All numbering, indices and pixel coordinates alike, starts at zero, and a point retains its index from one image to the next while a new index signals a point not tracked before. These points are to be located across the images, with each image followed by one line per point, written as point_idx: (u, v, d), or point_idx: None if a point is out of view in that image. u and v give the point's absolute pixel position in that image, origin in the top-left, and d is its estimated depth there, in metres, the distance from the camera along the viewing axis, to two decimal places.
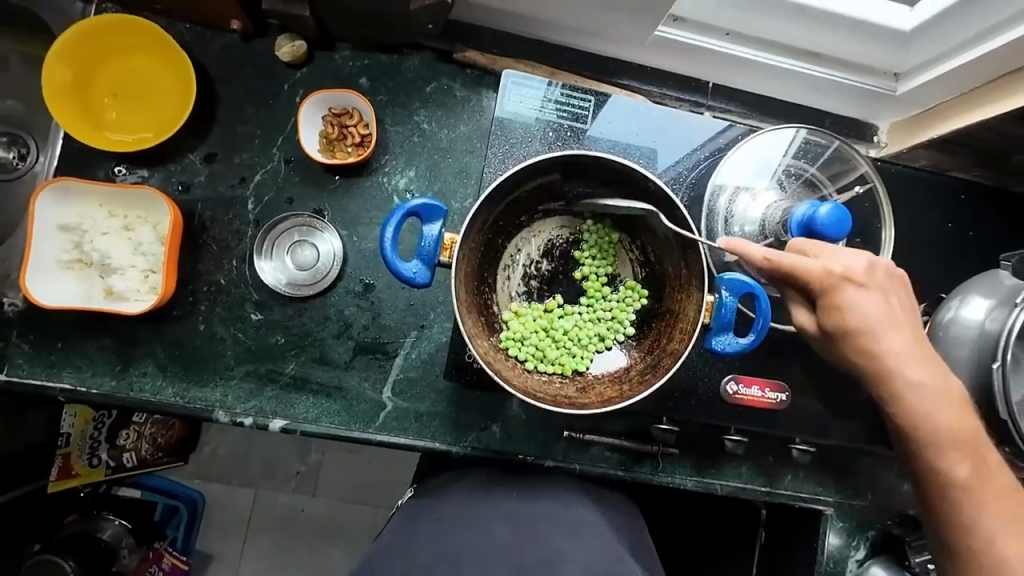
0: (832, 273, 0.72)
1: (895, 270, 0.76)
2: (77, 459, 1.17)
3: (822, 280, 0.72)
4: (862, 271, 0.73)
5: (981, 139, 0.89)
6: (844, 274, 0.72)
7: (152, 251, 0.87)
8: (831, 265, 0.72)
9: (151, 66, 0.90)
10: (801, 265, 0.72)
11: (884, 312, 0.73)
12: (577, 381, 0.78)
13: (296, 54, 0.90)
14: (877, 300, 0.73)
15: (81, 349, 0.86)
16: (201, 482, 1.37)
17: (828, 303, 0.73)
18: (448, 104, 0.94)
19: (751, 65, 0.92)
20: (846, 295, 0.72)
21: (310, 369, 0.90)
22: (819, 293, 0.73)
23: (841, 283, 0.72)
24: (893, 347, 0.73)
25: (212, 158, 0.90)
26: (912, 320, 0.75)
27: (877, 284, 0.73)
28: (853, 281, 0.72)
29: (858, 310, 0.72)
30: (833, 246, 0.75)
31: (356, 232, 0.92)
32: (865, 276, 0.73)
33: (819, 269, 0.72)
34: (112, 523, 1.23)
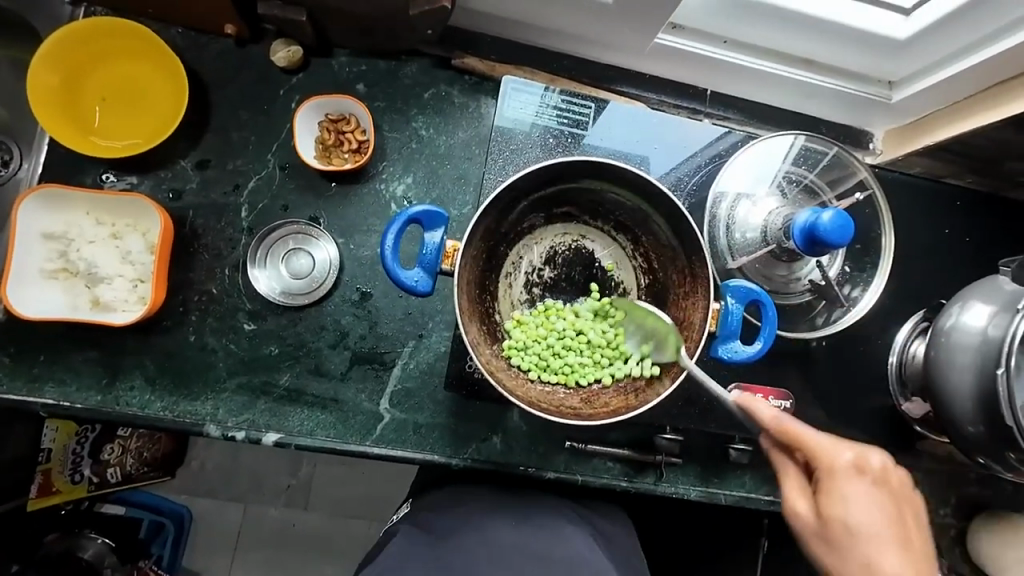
0: (842, 456, 0.66)
1: (912, 486, 0.69)
2: (58, 476, 1.12)
3: (827, 462, 0.66)
4: (877, 466, 0.66)
5: (974, 146, 0.90)
6: (855, 463, 0.66)
7: (141, 260, 0.84)
8: (842, 448, 0.66)
9: (141, 70, 0.88)
10: (808, 439, 0.67)
11: (892, 521, 0.65)
12: (582, 392, 0.76)
13: (291, 59, 0.88)
14: (887, 507, 0.65)
15: (65, 362, 0.83)
16: (188, 497, 1.33)
17: (829, 492, 0.65)
18: (446, 110, 0.93)
19: (750, 73, 0.92)
20: (851, 485, 0.65)
21: (306, 381, 0.87)
22: (822, 476, 0.66)
23: (851, 469, 0.65)
24: (898, 565, 0.63)
25: (204, 164, 0.88)
26: (922, 549, 0.66)
27: (890, 487, 0.66)
28: (863, 472, 0.65)
29: (862, 504, 0.64)
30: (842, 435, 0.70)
31: (353, 239, 0.90)
32: (879, 474, 0.66)
33: (827, 448, 0.66)
34: (94, 542, 1.16)
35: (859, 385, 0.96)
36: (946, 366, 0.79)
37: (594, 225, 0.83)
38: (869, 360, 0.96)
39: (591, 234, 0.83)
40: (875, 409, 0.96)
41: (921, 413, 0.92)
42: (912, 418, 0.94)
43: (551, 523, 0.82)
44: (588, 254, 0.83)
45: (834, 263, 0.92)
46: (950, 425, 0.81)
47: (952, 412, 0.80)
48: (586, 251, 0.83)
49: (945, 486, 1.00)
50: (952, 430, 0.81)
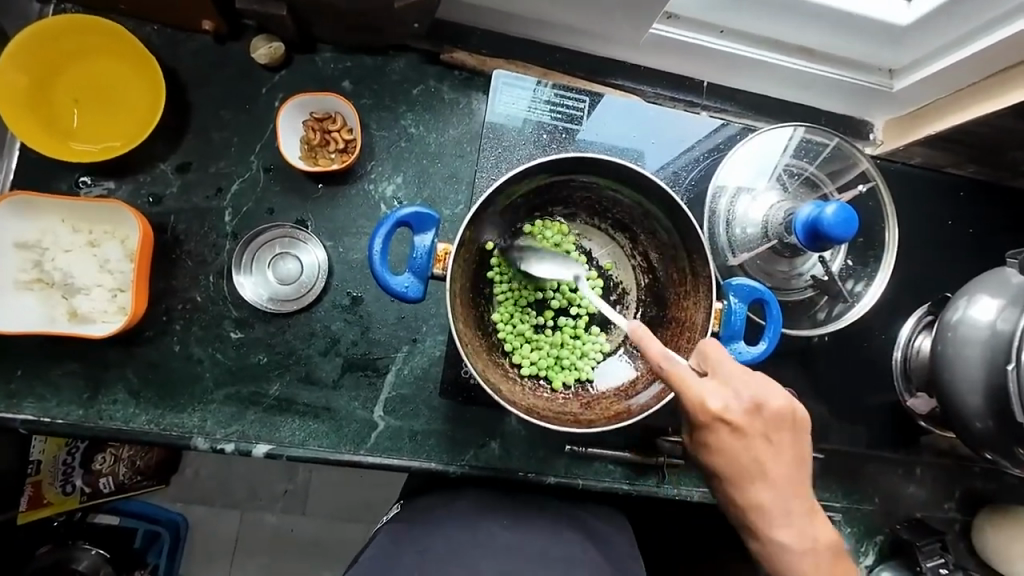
0: (705, 408, 0.62)
1: (793, 410, 0.64)
2: (49, 487, 1.09)
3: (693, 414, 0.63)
4: (742, 414, 0.63)
5: (979, 136, 0.88)
6: (722, 412, 0.62)
7: (120, 268, 0.80)
8: (708, 399, 0.62)
9: (115, 70, 0.84)
10: (681, 391, 0.62)
11: (758, 461, 0.64)
12: (582, 396, 0.73)
13: (273, 55, 0.85)
14: (755, 447, 0.63)
15: (44, 375, 0.80)
16: (183, 504, 1.30)
17: (698, 437, 0.65)
18: (436, 107, 0.90)
19: (747, 64, 0.90)
20: (717, 434, 0.64)
21: (296, 390, 0.84)
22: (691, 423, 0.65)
23: (712, 419, 0.63)
24: (761, 496, 0.65)
25: (185, 167, 0.85)
26: (799, 471, 0.66)
27: (759, 430, 0.63)
28: (726, 420, 0.63)
29: (729, 450, 0.64)
30: (720, 370, 0.64)
31: (342, 242, 0.87)
32: (745, 419, 0.63)
33: (695, 400, 0.62)
34: (88, 553, 1.12)
35: (863, 380, 0.94)
36: (954, 361, 0.78)
37: (590, 223, 0.80)
38: (873, 355, 0.95)
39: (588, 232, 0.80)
40: (879, 405, 0.95)
41: (927, 408, 0.90)
42: (919, 414, 0.91)
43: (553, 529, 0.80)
44: (585, 253, 0.80)
45: (837, 257, 0.90)
46: (957, 421, 0.80)
47: (959, 408, 0.78)
48: (584, 251, 0.80)
49: (949, 481, 0.99)
50: (959, 427, 0.80)
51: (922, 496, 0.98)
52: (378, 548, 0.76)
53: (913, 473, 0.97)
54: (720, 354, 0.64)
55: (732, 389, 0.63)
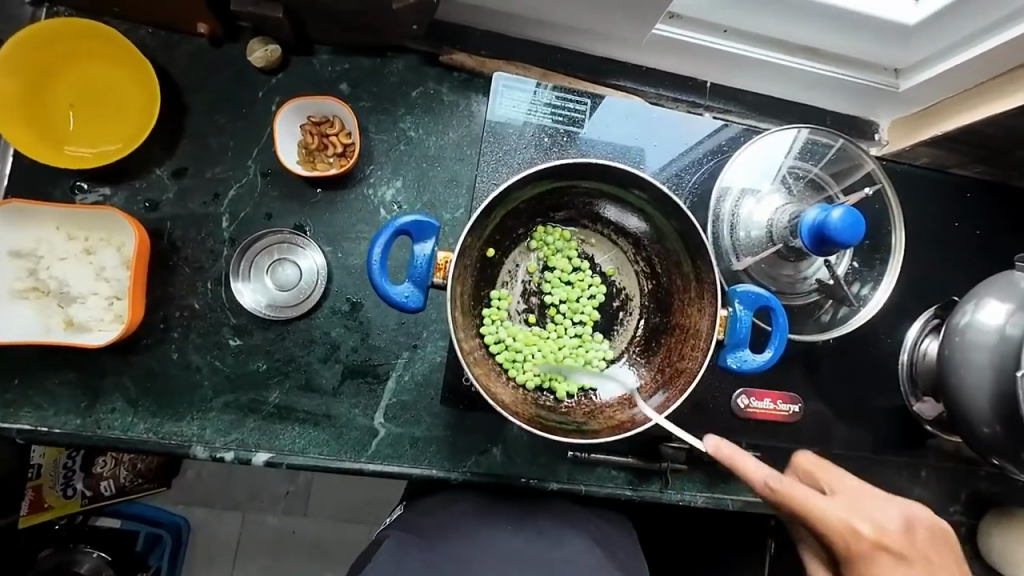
0: (858, 534, 0.65)
1: (937, 525, 0.69)
2: (49, 491, 1.09)
3: (846, 544, 0.66)
4: (895, 537, 0.66)
5: (986, 136, 0.87)
6: (874, 537, 0.66)
7: (117, 275, 0.79)
8: (854, 522, 0.66)
9: (108, 75, 0.83)
10: (826, 520, 0.66)
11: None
12: (585, 405, 0.72)
13: (269, 58, 0.84)
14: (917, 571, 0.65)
15: (41, 384, 0.79)
16: (184, 506, 1.29)
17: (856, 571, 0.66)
18: (435, 109, 0.88)
19: (751, 64, 0.88)
20: (879, 562, 0.65)
21: (295, 398, 0.84)
22: (843, 555, 0.66)
23: (870, 546, 0.65)
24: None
25: (181, 172, 0.83)
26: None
27: (915, 547, 0.66)
28: (884, 546, 0.65)
29: None
30: (853, 492, 0.69)
31: (341, 248, 0.86)
32: (902, 542, 0.66)
33: (836, 526, 0.66)
34: (90, 557, 1.14)
35: (868, 383, 0.93)
36: (961, 366, 0.77)
37: (593, 228, 0.78)
38: (879, 358, 0.93)
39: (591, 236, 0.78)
40: (885, 409, 0.94)
41: (934, 413, 0.90)
42: (925, 419, 0.92)
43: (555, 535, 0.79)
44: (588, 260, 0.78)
45: (842, 261, 0.89)
46: (964, 426, 0.79)
47: (967, 414, 0.77)
48: (586, 257, 0.78)
49: (954, 483, 0.98)
50: (966, 433, 0.79)
51: (928, 500, 0.97)
52: (386, 554, 0.76)
53: (919, 476, 0.96)
54: (830, 475, 0.72)
55: (868, 510, 0.68)
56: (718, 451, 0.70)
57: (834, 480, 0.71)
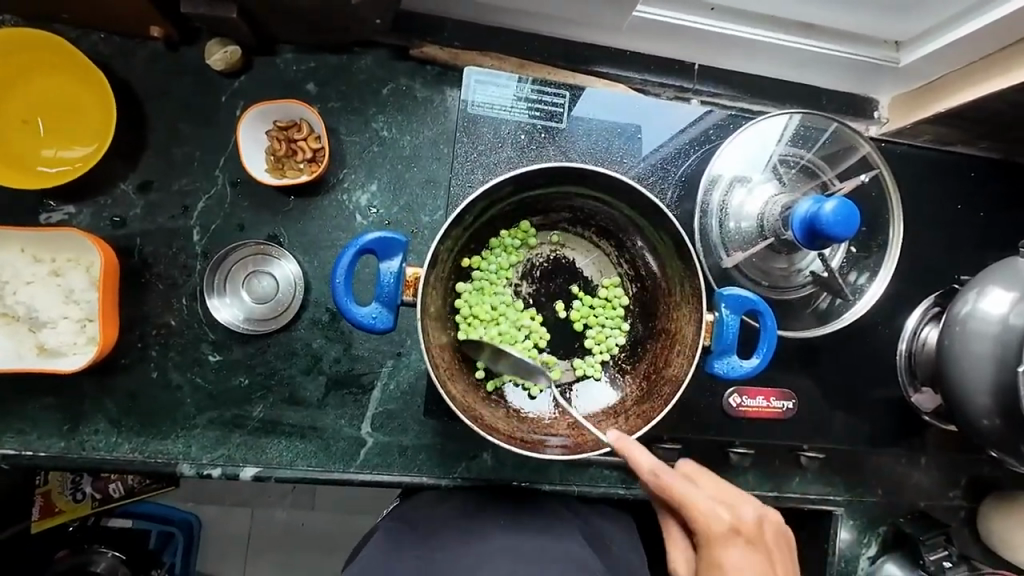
0: (720, 521, 0.64)
1: (782, 530, 0.69)
2: (59, 496, 1.13)
3: (705, 529, 0.64)
4: (749, 524, 0.65)
5: (992, 113, 0.82)
6: (732, 525, 0.64)
7: (86, 297, 0.76)
8: (718, 509, 0.64)
9: (62, 85, 0.79)
10: (697, 508, 0.64)
11: None
12: (569, 416, 0.70)
13: (229, 60, 0.79)
14: (761, 565, 0.64)
15: (23, 408, 0.78)
16: (194, 504, 1.30)
17: (708, 555, 0.64)
18: (409, 107, 0.84)
19: (740, 44, 0.83)
20: (729, 550, 0.63)
21: (280, 411, 0.83)
22: (703, 540, 0.64)
23: (727, 532, 0.64)
24: None
25: (147, 186, 0.80)
26: None
27: (766, 546, 0.65)
28: (741, 535, 0.64)
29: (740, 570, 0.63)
30: (721, 486, 0.68)
31: (317, 257, 0.83)
32: (755, 531, 0.64)
33: (705, 513, 0.64)
34: (105, 556, 1.12)
35: (867, 373, 0.91)
36: (961, 357, 0.74)
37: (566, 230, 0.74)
38: (877, 347, 0.91)
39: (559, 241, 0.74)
40: (884, 399, 0.92)
41: (932, 405, 0.89)
42: (925, 411, 0.90)
43: (551, 531, 0.77)
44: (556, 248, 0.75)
45: (837, 252, 0.85)
46: (963, 418, 0.77)
47: (966, 406, 0.75)
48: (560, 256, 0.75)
49: (952, 469, 0.98)
50: (966, 425, 0.77)
51: (926, 485, 0.97)
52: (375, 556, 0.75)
53: (917, 462, 0.96)
54: (700, 473, 0.68)
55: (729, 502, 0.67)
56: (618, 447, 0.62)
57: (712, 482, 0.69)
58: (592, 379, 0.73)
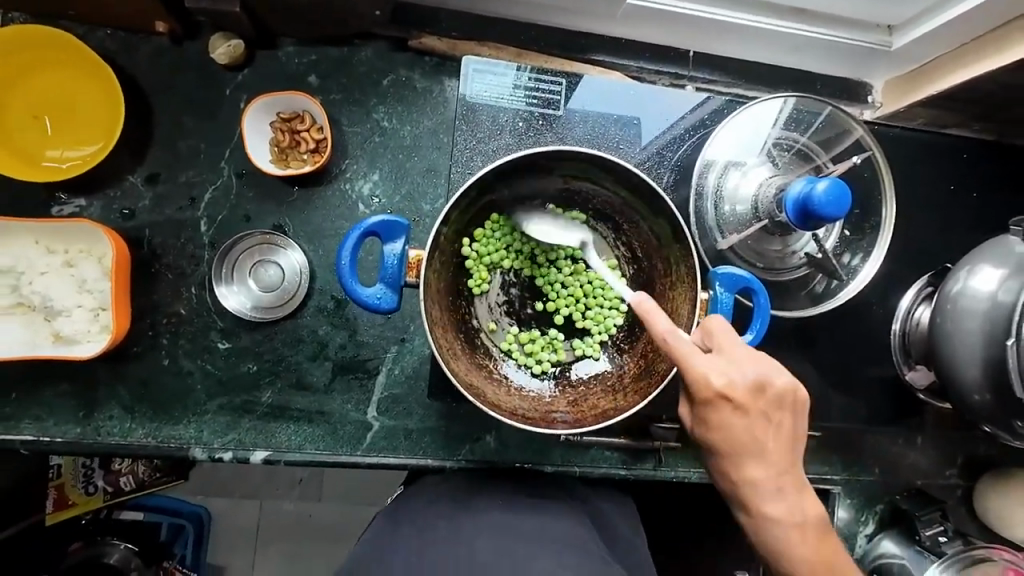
0: (710, 387, 0.62)
1: (792, 390, 0.65)
2: (72, 488, 1.16)
3: (699, 392, 0.63)
4: (744, 391, 0.62)
5: (983, 94, 0.83)
6: (723, 389, 0.62)
7: (99, 287, 0.78)
8: (712, 375, 0.61)
9: (70, 82, 0.81)
10: (687, 372, 0.62)
11: (756, 437, 0.64)
12: (569, 394, 0.72)
13: (233, 54, 0.81)
14: (754, 425, 0.63)
15: (39, 396, 0.80)
16: (204, 497, 1.31)
17: (700, 414, 0.64)
18: (409, 97, 0.86)
19: (734, 30, 0.84)
20: (720, 410, 0.63)
21: (288, 397, 0.85)
22: (694, 401, 0.64)
23: (718, 395, 0.62)
24: (757, 471, 0.65)
25: (155, 178, 0.82)
26: (792, 447, 0.66)
27: (761, 407, 0.63)
28: (730, 399, 0.62)
29: (730, 428, 0.63)
30: (726, 347, 0.63)
31: (321, 246, 0.85)
32: (747, 396, 0.62)
33: (698, 378, 0.62)
34: (118, 548, 1.15)
35: (862, 353, 0.92)
36: (952, 334, 0.75)
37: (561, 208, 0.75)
38: (871, 328, 0.92)
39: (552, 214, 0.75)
40: (880, 379, 0.93)
41: (926, 381, 0.89)
42: (918, 387, 0.91)
43: (554, 509, 0.79)
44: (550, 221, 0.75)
45: (831, 234, 0.87)
46: (956, 395, 0.78)
47: (958, 382, 0.76)
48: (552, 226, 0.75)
49: (949, 447, 1.00)
50: (957, 400, 0.78)
51: (924, 465, 0.98)
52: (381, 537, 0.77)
53: (914, 442, 0.98)
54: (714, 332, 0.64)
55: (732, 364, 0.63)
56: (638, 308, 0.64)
57: (725, 342, 0.64)
58: (591, 358, 0.75)
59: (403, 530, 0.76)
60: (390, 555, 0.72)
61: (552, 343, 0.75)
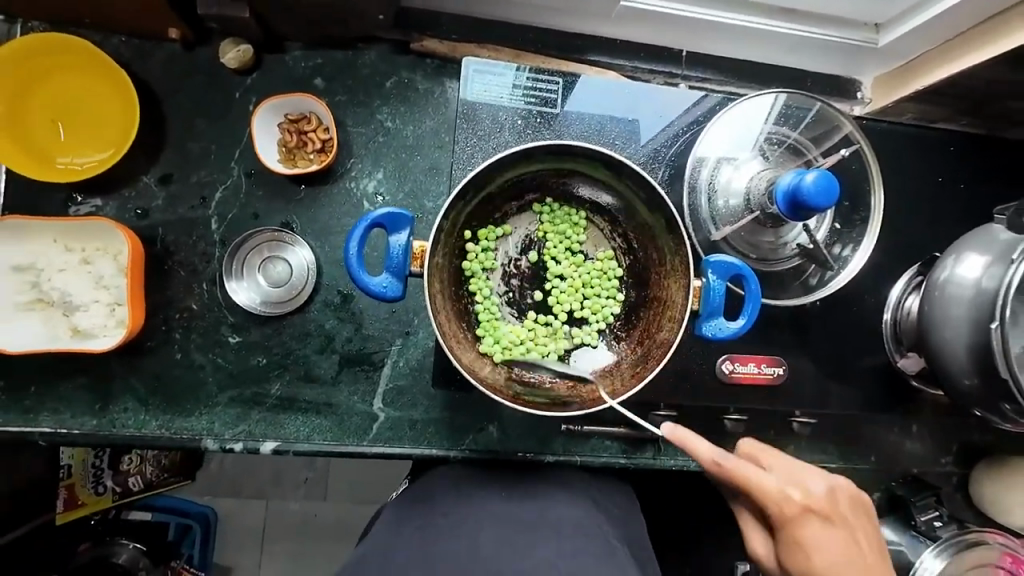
0: (791, 502, 0.67)
1: (856, 494, 0.71)
2: (82, 488, 1.17)
3: (779, 510, 0.67)
4: (823, 501, 0.67)
5: (967, 88, 0.85)
6: (803, 503, 0.67)
7: (115, 283, 0.81)
8: (785, 488, 0.67)
9: (86, 88, 0.84)
10: (767, 488, 0.67)
11: (849, 552, 0.67)
12: (568, 380, 0.74)
13: (242, 59, 0.84)
14: (841, 538, 0.67)
15: (57, 389, 0.83)
16: (211, 498, 1.35)
17: (788, 537, 0.67)
18: (411, 99, 0.89)
19: (725, 29, 0.87)
20: (806, 528, 0.67)
21: (296, 388, 0.87)
22: (778, 522, 0.67)
23: (798, 511, 0.67)
24: None
25: (168, 179, 0.86)
26: (879, 557, 0.69)
27: (841, 517, 0.68)
28: (813, 513, 0.67)
29: (823, 546, 0.66)
30: (794, 468, 0.71)
31: (327, 242, 0.88)
32: (827, 507, 0.67)
33: (774, 495, 0.67)
34: (126, 548, 1.18)
35: (854, 342, 0.94)
36: (940, 319, 0.78)
37: (556, 202, 0.78)
38: (863, 317, 0.94)
39: (549, 209, 0.78)
40: (874, 367, 0.95)
41: (916, 368, 0.92)
42: (909, 373, 0.93)
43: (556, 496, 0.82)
44: (547, 215, 0.78)
45: (822, 225, 0.89)
46: (947, 380, 0.80)
47: (947, 366, 0.78)
48: (550, 221, 0.78)
49: (944, 436, 1.02)
50: (947, 384, 0.80)
51: (920, 453, 1.00)
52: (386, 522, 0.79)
53: (910, 431, 0.99)
54: (766, 455, 0.72)
55: (798, 478, 0.70)
56: (675, 438, 0.69)
57: (770, 459, 0.72)
58: (589, 346, 0.77)
59: (411, 517, 0.79)
60: (397, 539, 0.74)
61: (555, 333, 0.77)
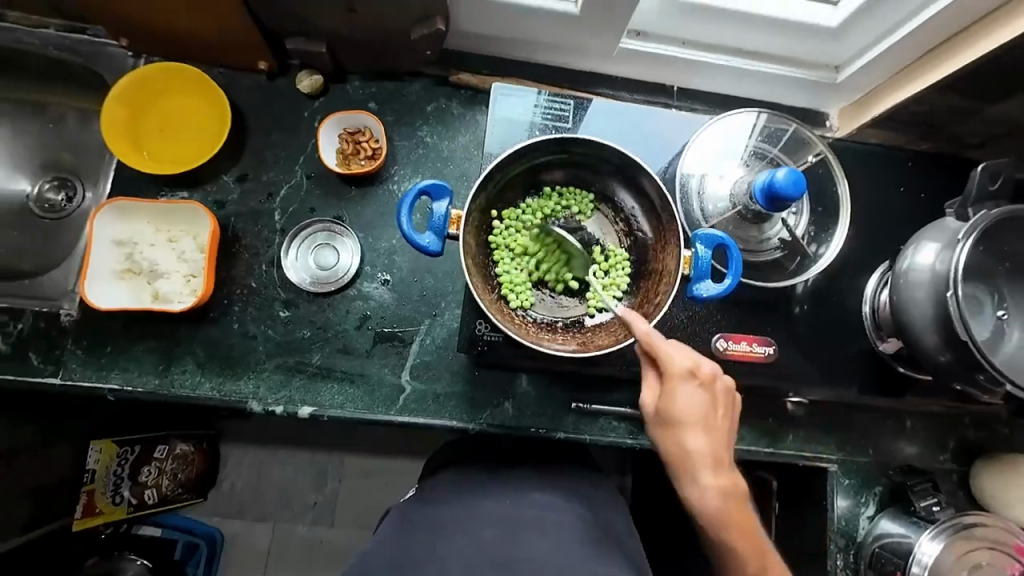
0: (681, 364, 0.76)
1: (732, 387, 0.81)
2: (100, 496, 1.17)
3: (668, 368, 0.76)
4: (705, 373, 0.77)
5: (915, 112, 1.01)
6: (690, 368, 0.76)
7: (193, 258, 0.98)
8: (682, 355, 0.77)
9: (193, 104, 1.05)
10: (662, 350, 0.76)
11: (706, 413, 0.77)
12: (577, 335, 0.86)
13: (314, 85, 1.04)
14: (705, 403, 0.77)
15: (128, 353, 0.95)
16: (218, 519, 1.40)
17: (665, 389, 0.77)
18: (447, 120, 1.08)
19: (707, 68, 1.06)
20: (682, 386, 0.76)
21: (335, 360, 0.98)
22: (664, 375, 0.77)
23: (684, 373, 0.76)
24: (700, 444, 0.76)
25: (243, 177, 1.03)
26: (728, 432, 0.80)
27: (714, 391, 0.78)
28: (695, 378, 0.77)
29: (689, 402, 0.76)
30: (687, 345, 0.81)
31: (371, 234, 1.03)
32: (707, 378, 0.77)
33: (673, 357, 0.76)
34: (133, 564, 1.22)
35: (840, 335, 1.03)
36: (908, 301, 0.87)
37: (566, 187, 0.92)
38: (845, 312, 1.04)
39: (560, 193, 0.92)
40: (862, 358, 1.03)
41: (896, 350, 1.00)
42: (890, 355, 1.01)
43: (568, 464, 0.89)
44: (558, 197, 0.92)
45: (800, 223, 1.03)
46: (923, 357, 0.88)
47: (921, 343, 0.87)
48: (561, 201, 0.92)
49: (936, 430, 1.07)
50: (924, 360, 0.88)
51: (916, 452, 1.06)
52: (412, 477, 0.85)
53: (903, 428, 1.06)
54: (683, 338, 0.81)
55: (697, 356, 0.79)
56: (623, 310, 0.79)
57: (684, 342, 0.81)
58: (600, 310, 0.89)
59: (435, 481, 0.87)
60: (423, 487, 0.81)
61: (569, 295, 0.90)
